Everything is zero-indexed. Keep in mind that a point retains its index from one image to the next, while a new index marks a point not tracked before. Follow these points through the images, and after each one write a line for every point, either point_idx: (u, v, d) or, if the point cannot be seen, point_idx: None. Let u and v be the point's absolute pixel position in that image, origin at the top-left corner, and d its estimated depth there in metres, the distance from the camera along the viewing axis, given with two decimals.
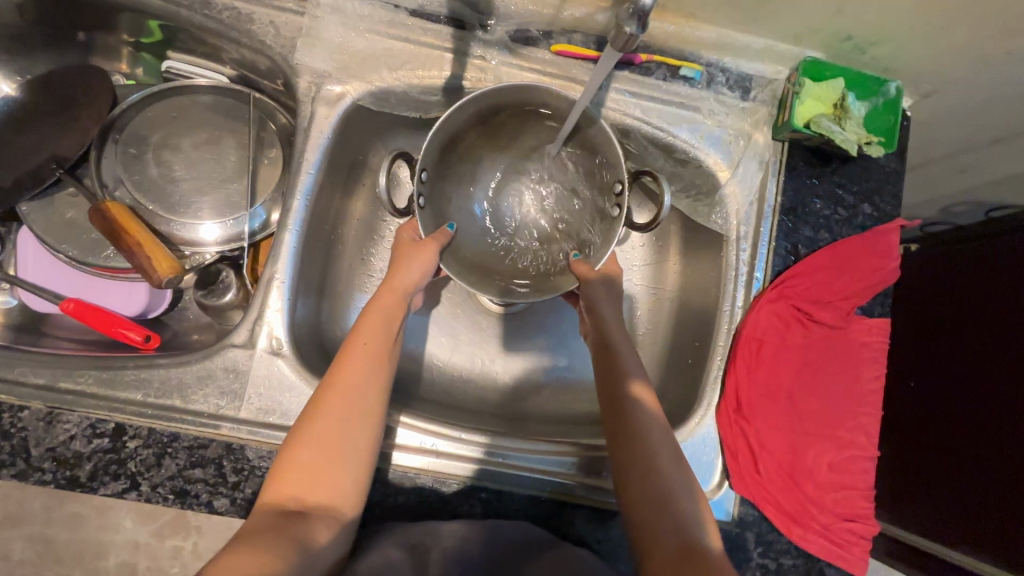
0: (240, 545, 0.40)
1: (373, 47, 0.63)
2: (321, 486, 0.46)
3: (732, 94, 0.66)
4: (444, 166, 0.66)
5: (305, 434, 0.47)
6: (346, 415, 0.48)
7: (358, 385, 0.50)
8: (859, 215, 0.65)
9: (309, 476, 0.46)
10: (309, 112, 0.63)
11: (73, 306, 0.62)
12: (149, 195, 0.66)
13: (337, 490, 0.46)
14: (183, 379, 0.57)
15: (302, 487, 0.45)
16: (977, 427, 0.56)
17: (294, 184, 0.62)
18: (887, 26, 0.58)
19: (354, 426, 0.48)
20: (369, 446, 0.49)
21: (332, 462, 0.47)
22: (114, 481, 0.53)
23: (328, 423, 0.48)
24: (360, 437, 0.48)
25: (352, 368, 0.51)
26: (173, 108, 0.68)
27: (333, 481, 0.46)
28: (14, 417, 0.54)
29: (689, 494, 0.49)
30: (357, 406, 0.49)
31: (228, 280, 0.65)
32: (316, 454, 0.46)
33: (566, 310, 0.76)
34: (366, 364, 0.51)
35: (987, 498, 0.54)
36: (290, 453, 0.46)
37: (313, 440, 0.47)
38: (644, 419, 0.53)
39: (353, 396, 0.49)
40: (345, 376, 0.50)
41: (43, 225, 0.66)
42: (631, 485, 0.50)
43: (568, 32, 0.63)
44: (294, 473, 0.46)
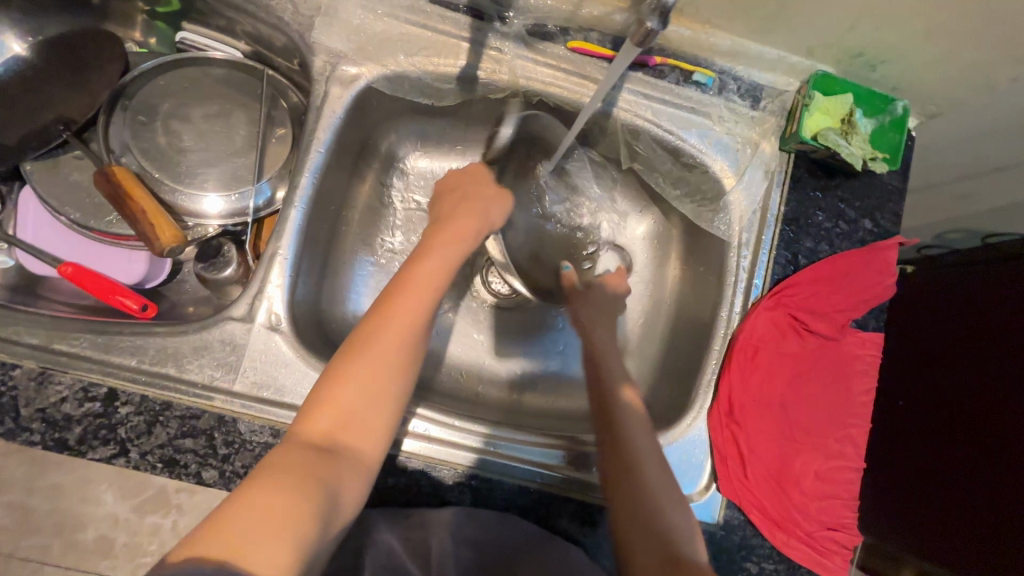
0: (264, 481, 0.40)
1: (390, 32, 0.63)
2: (355, 428, 0.46)
3: (743, 102, 0.67)
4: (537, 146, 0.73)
5: (344, 372, 0.48)
6: (386, 360, 0.49)
7: (401, 332, 0.51)
8: (860, 230, 0.66)
9: (347, 414, 0.46)
10: (322, 91, 0.63)
11: (70, 270, 0.62)
12: (156, 163, 0.65)
13: (370, 436, 0.47)
14: (179, 349, 0.56)
15: (334, 425, 0.46)
16: (967, 451, 0.55)
17: (303, 161, 0.62)
18: (897, 45, 0.59)
19: (391, 372, 0.49)
20: (402, 395, 0.49)
21: (367, 404, 0.47)
22: (103, 446, 0.53)
23: (372, 365, 0.48)
24: (396, 385, 0.49)
25: (400, 316, 0.52)
26: (186, 78, 0.68)
27: (367, 425, 0.47)
28: (6, 374, 0.53)
29: (679, 507, 0.54)
30: (398, 352, 0.50)
31: (230, 254, 0.65)
32: (353, 395, 0.47)
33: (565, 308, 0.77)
34: (415, 313, 0.52)
35: (995, 500, 0.52)
36: (323, 393, 0.47)
37: (352, 377, 0.47)
38: (629, 422, 0.57)
39: (398, 341, 0.50)
40: (391, 321, 0.51)
41: (45, 185, 0.65)
42: (632, 500, 0.53)
43: (585, 30, 0.64)
44: (329, 409, 0.46)
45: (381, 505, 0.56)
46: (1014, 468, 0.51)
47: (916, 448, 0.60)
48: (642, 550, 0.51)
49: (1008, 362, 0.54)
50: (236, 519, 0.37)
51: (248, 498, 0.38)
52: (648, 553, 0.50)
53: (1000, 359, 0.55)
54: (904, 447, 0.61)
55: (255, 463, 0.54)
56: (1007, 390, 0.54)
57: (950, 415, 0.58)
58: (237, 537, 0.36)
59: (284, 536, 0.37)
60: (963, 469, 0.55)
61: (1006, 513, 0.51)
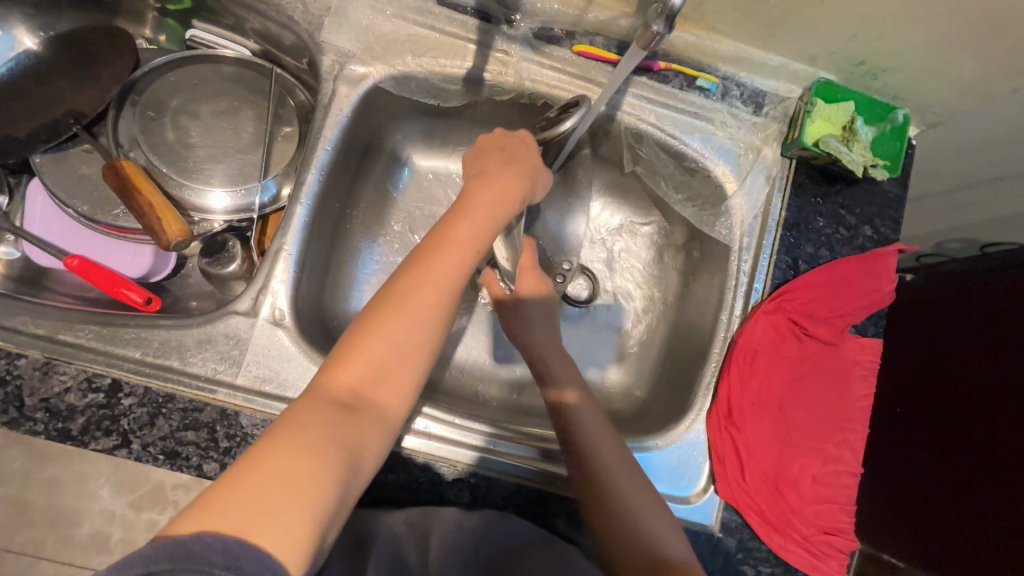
0: (285, 435, 0.40)
1: (398, 32, 0.64)
2: (381, 382, 0.45)
3: (745, 108, 0.67)
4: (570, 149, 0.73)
5: (376, 324, 0.46)
6: (419, 315, 0.47)
7: (438, 285, 0.49)
8: (860, 236, 0.67)
9: (374, 368, 0.45)
10: (330, 90, 0.63)
11: (76, 262, 0.63)
12: (164, 158, 0.66)
13: (395, 391, 0.46)
14: (184, 342, 0.57)
15: (360, 378, 0.45)
16: (969, 454, 0.55)
17: (310, 159, 0.62)
18: (899, 54, 0.60)
19: (423, 327, 0.47)
20: (432, 352, 0.48)
21: (396, 359, 0.46)
22: (106, 437, 0.53)
23: (403, 319, 0.47)
24: (428, 340, 0.48)
25: (438, 268, 0.50)
26: (195, 75, 0.69)
27: (394, 380, 0.46)
28: (11, 364, 0.53)
29: (653, 508, 0.54)
30: (431, 306, 0.48)
31: (235, 250, 0.66)
32: (382, 348, 0.46)
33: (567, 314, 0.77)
34: (454, 266, 0.50)
35: (987, 504, 0.52)
36: (350, 347, 0.46)
37: (384, 330, 0.46)
38: (587, 425, 0.58)
39: (433, 296, 0.48)
40: (428, 273, 0.49)
41: (54, 178, 0.66)
42: (608, 497, 0.54)
43: (591, 34, 0.65)
44: (357, 362, 0.45)
45: (379, 501, 0.56)
46: (1008, 474, 0.51)
47: (915, 451, 0.60)
48: (620, 541, 0.53)
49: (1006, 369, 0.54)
50: (245, 485, 0.36)
51: (265, 453, 0.38)
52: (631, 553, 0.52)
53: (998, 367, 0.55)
54: (905, 449, 0.61)
55: None
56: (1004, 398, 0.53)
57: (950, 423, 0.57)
58: (241, 509, 0.35)
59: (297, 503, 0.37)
60: (961, 472, 0.55)
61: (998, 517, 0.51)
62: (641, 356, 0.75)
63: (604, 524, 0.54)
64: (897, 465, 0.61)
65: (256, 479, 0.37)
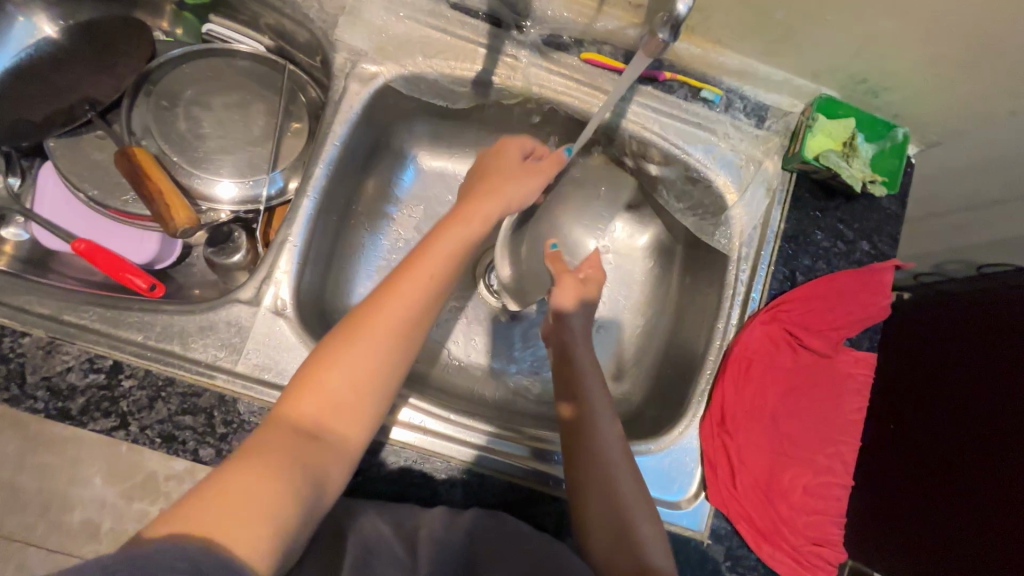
0: (245, 465, 0.41)
1: (410, 34, 0.65)
2: (339, 410, 0.47)
3: (748, 121, 0.68)
4: (623, 149, 0.71)
5: (336, 354, 0.48)
6: (380, 344, 0.49)
7: (400, 314, 0.50)
8: (857, 251, 0.68)
9: (334, 397, 0.47)
10: (342, 87, 0.65)
11: (83, 246, 0.64)
12: (175, 147, 0.67)
13: (355, 418, 0.47)
14: (185, 327, 0.57)
15: (320, 408, 0.46)
16: (954, 473, 0.56)
17: (318, 153, 0.63)
18: (900, 73, 0.61)
19: (383, 354, 0.49)
20: (394, 380, 0.50)
21: (356, 387, 0.47)
22: (104, 418, 0.53)
23: (363, 348, 0.48)
24: (388, 368, 0.49)
25: (402, 295, 0.51)
26: (209, 68, 0.70)
27: (353, 408, 0.47)
28: (15, 342, 0.54)
29: (641, 509, 0.55)
30: (393, 334, 0.49)
31: (240, 240, 0.67)
32: (341, 377, 0.47)
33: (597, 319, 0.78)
34: (420, 294, 0.51)
35: (984, 522, 0.52)
36: (313, 373, 0.47)
37: (343, 359, 0.47)
38: (589, 427, 0.58)
39: (396, 324, 0.50)
40: (391, 303, 0.50)
41: (69, 163, 0.67)
42: (590, 500, 0.55)
43: (598, 43, 0.66)
44: (316, 391, 0.47)
45: (371, 494, 0.57)
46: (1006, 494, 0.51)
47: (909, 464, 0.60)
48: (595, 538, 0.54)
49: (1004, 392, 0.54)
50: (211, 505, 0.38)
51: (224, 483, 0.39)
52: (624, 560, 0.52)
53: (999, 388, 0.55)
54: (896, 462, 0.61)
55: None
56: (1001, 420, 0.54)
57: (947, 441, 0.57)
58: (216, 514, 0.37)
59: (262, 521, 0.38)
60: (957, 489, 0.55)
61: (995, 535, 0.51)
62: (639, 362, 0.76)
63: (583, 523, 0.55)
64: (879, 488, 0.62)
65: (219, 506, 0.38)
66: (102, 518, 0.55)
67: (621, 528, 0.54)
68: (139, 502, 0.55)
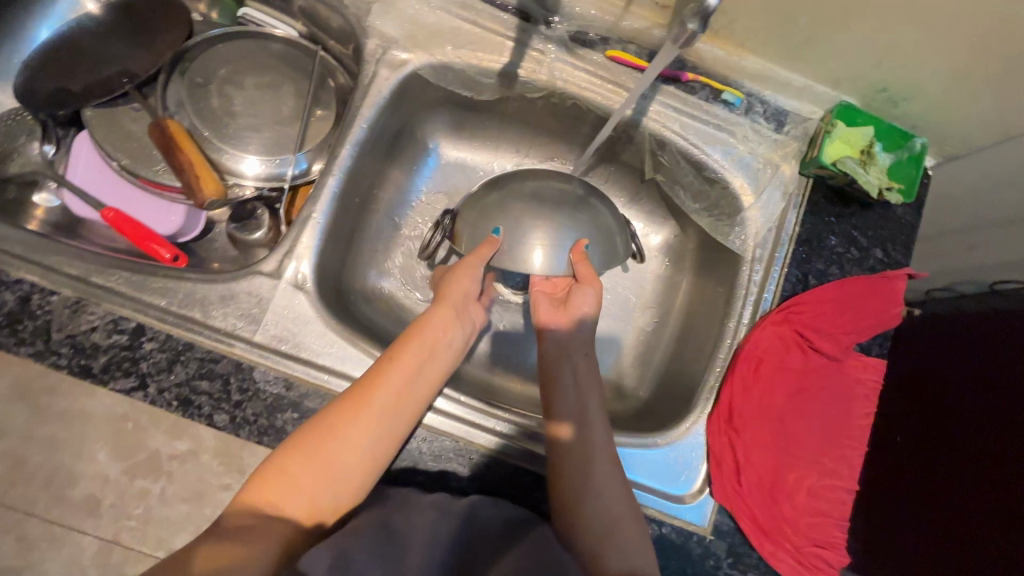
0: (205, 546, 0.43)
1: (440, 24, 0.67)
2: (299, 497, 0.49)
3: (767, 125, 0.69)
4: (651, 150, 0.72)
5: (300, 444, 0.50)
6: (345, 436, 0.51)
7: (366, 409, 0.52)
8: (870, 259, 0.68)
9: (295, 486, 0.49)
10: (371, 72, 0.66)
11: (112, 215, 0.67)
12: (207, 124, 0.69)
13: (315, 504, 0.49)
14: (207, 296, 0.59)
15: (280, 495, 0.48)
16: (949, 496, 0.55)
17: (345, 135, 0.65)
18: (920, 83, 0.62)
19: (346, 445, 0.51)
20: (360, 472, 0.51)
21: (316, 476, 0.49)
22: (125, 378, 0.55)
23: (327, 440, 0.51)
24: (352, 459, 0.51)
25: (371, 389, 0.54)
26: (243, 49, 0.72)
27: (312, 496, 0.49)
28: (43, 300, 0.55)
29: (627, 517, 0.54)
30: (359, 427, 0.52)
31: (262, 218, 0.68)
32: (302, 467, 0.49)
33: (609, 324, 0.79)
34: (389, 388, 0.54)
35: (983, 531, 0.51)
36: (277, 462, 0.50)
37: (307, 451, 0.50)
38: (581, 427, 0.58)
39: (362, 417, 0.52)
40: (359, 397, 0.53)
41: (103, 133, 0.69)
42: (582, 504, 0.54)
43: (624, 41, 0.68)
44: (278, 479, 0.49)
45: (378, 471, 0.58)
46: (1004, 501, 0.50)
47: (914, 472, 0.59)
48: (582, 523, 0.53)
49: (1006, 402, 0.54)
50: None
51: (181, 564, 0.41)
52: (617, 563, 0.52)
53: (1000, 398, 0.54)
54: (901, 472, 0.60)
55: (265, 413, 0.56)
56: (1000, 429, 0.53)
57: (949, 450, 0.57)
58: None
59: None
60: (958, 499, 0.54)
61: (993, 547, 0.50)
62: (647, 360, 0.77)
63: (569, 506, 0.54)
64: (877, 516, 0.60)
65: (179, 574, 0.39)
66: (104, 493, 0.55)
67: (612, 534, 0.53)
68: (141, 479, 0.55)
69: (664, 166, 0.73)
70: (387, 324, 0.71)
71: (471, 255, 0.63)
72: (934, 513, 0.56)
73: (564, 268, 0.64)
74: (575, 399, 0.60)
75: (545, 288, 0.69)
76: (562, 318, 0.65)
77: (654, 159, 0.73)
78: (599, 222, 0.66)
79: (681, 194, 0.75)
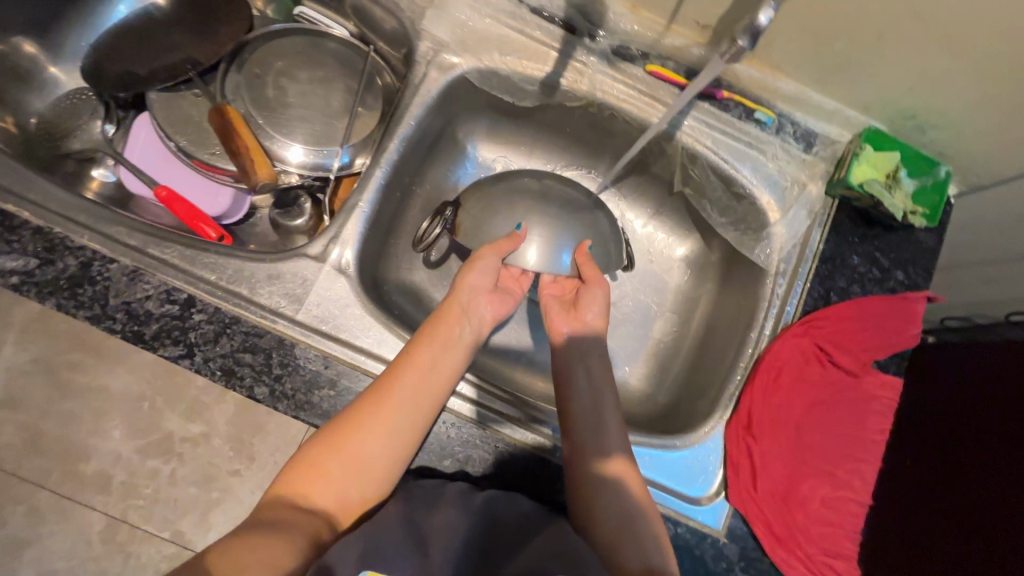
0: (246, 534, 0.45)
1: (489, 31, 0.71)
2: (329, 490, 0.52)
3: (797, 145, 0.72)
4: (685, 166, 0.75)
5: (328, 441, 0.53)
6: (370, 432, 0.53)
7: (388, 406, 0.55)
8: (891, 280, 0.70)
9: (326, 479, 0.52)
10: (422, 73, 0.70)
11: (164, 194, 0.70)
12: (261, 112, 0.72)
13: (345, 496, 0.52)
14: (255, 274, 0.62)
15: (313, 488, 0.51)
16: (954, 510, 0.57)
17: (394, 130, 0.69)
18: (949, 111, 0.65)
19: (371, 442, 0.53)
20: (385, 467, 0.54)
21: (345, 469, 0.52)
22: (173, 346, 0.57)
23: (352, 437, 0.53)
24: (376, 455, 0.53)
25: (392, 386, 0.56)
26: (299, 44, 0.76)
27: (342, 488, 0.52)
28: (103, 267, 0.58)
29: (643, 510, 0.56)
30: (381, 424, 0.54)
31: (304, 207, 0.74)
32: (332, 462, 0.52)
33: (629, 331, 0.81)
34: (408, 385, 0.56)
35: (989, 552, 0.52)
36: (308, 458, 0.52)
37: (335, 446, 0.53)
38: (598, 425, 0.60)
39: (383, 414, 0.54)
40: (382, 395, 0.55)
41: (164, 114, 0.72)
42: (597, 497, 0.56)
43: (663, 58, 0.71)
44: (310, 473, 0.52)
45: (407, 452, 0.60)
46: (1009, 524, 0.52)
47: (921, 489, 0.61)
48: (598, 509, 0.55)
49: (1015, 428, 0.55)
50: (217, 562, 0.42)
51: (223, 551, 0.43)
52: (633, 561, 0.52)
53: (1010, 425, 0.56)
54: (911, 490, 0.62)
55: (304, 389, 0.58)
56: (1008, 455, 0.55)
57: (958, 471, 0.58)
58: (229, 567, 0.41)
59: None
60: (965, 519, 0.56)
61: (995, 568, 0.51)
62: (666, 367, 0.79)
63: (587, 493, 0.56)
64: (891, 530, 0.61)
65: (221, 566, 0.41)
66: None
67: (630, 528, 0.55)
68: None
69: (694, 181, 0.76)
70: (417, 315, 0.74)
71: (487, 249, 0.65)
72: (940, 531, 0.57)
73: (569, 267, 0.67)
74: (591, 398, 0.62)
75: (555, 291, 0.73)
76: (575, 320, 0.68)
77: (687, 173, 0.76)
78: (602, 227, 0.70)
79: (709, 210, 0.77)
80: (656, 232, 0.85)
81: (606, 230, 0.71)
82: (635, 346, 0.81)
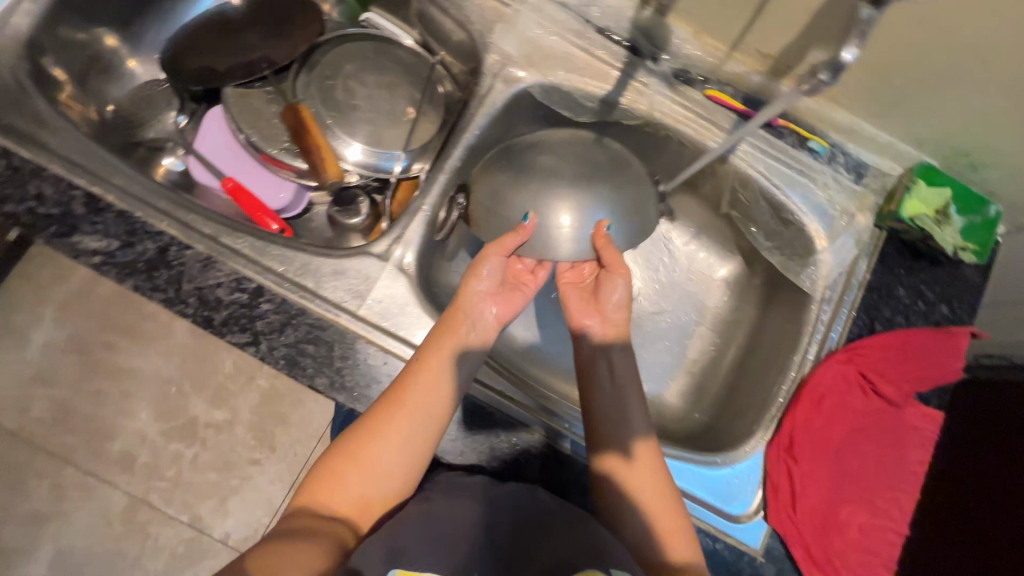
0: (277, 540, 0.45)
1: (555, 48, 0.73)
2: (348, 498, 0.52)
3: (848, 176, 0.74)
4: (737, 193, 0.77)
5: (347, 450, 0.53)
6: (386, 442, 0.53)
7: (403, 415, 0.54)
8: (936, 313, 0.71)
9: (345, 487, 0.52)
10: (488, 84, 0.72)
11: (231, 184, 0.73)
12: (331, 113, 0.75)
13: (364, 502, 0.52)
14: (320, 268, 0.64)
15: (333, 496, 0.51)
16: (994, 542, 0.59)
17: (459, 138, 0.71)
18: (1005, 152, 0.66)
19: (387, 451, 0.53)
20: (402, 474, 0.54)
21: (364, 477, 0.53)
22: (241, 333, 0.59)
23: (369, 447, 0.53)
24: (393, 463, 0.54)
25: (406, 395, 0.55)
26: (369, 49, 0.78)
27: (361, 496, 0.52)
28: (178, 252, 0.60)
29: (679, 520, 0.56)
30: (397, 433, 0.54)
31: (361, 207, 0.77)
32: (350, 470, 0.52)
33: (667, 346, 0.83)
34: (422, 394, 0.55)
35: None
36: (328, 467, 0.53)
37: (353, 455, 0.53)
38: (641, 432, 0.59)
39: (398, 423, 0.54)
40: (397, 404, 0.55)
41: (237, 109, 0.75)
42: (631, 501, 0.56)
43: (722, 83, 0.73)
44: (330, 481, 0.52)
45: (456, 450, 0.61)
46: None
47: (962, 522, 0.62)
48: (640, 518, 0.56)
49: None
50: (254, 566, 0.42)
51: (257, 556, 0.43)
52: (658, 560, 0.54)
53: None
54: (951, 522, 0.63)
55: (363, 382, 0.60)
56: None
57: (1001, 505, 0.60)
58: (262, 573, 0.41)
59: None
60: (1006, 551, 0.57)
61: None
62: (703, 384, 0.80)
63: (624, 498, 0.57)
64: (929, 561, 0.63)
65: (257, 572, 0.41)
66: None
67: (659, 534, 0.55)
68: None
69: (742, 205, 0.77)
70: None
71: (493, 248, 0.62)
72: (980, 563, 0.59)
73: (587, 250, 0.64)
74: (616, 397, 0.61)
75: (573, 278, 0.71)
76: (595, 312, 0.67)
77: (737, 199, 0.77)
78: (627, 201, 0.65)
79: (755, 233, 0.79)
80: (698, 251, 0.86)
81: (633, 199, 0.65)
82: (671, 362, 0.82)
